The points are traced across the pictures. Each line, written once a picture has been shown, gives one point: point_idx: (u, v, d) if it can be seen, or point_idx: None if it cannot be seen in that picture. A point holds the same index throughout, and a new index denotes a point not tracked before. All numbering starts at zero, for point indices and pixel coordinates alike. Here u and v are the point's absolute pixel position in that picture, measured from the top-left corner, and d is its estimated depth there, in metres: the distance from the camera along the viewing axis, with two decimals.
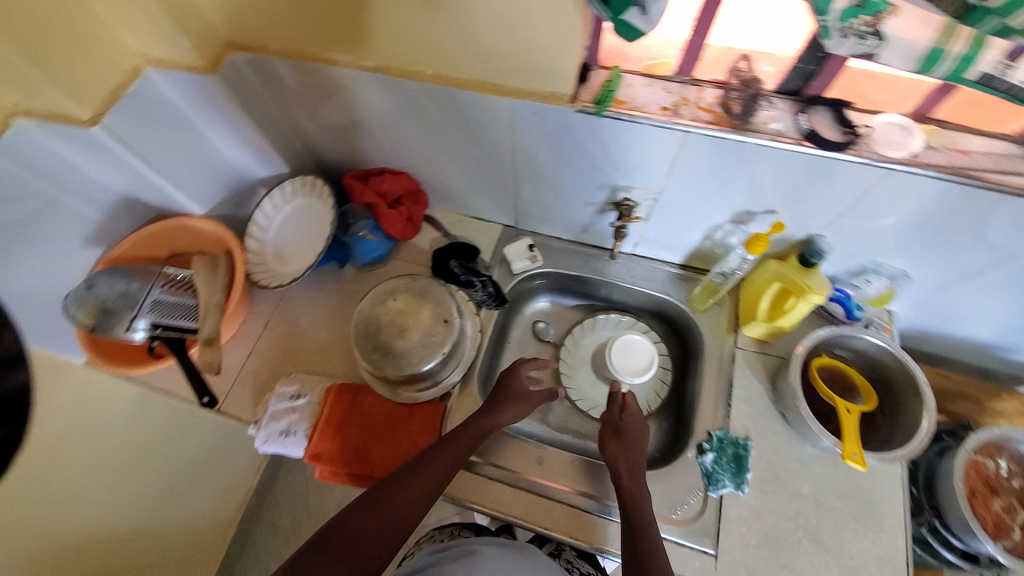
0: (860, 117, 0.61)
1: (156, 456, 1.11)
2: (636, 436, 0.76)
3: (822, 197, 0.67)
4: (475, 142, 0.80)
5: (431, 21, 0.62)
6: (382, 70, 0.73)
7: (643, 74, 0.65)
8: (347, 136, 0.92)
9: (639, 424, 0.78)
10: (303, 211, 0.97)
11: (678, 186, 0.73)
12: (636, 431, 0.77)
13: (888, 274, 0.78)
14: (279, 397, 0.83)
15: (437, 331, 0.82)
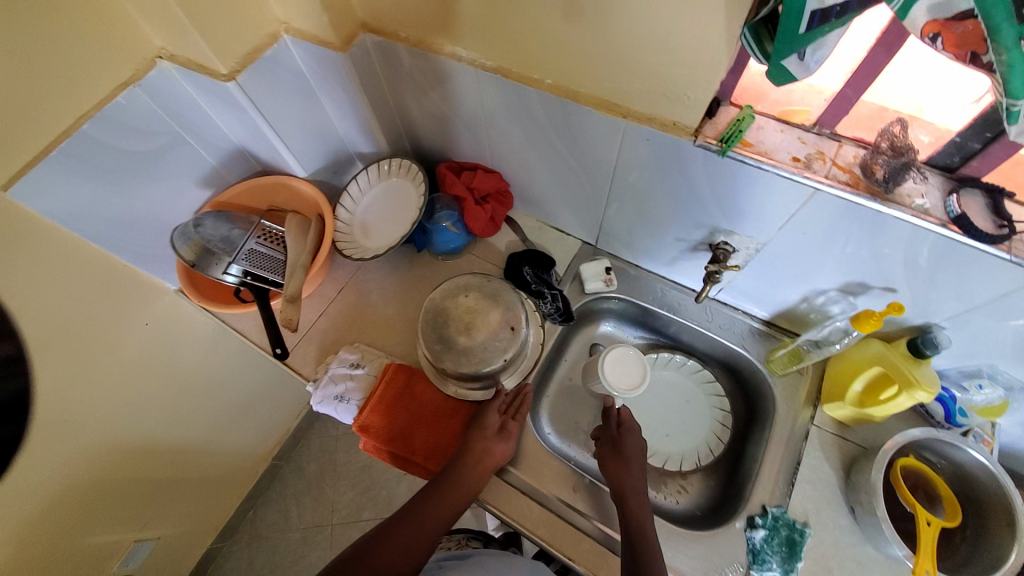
0: (1017, 211, 0.53)
1: (218, 387, 1.20)
2: (630, 454, 0.76)
3: (954, 287, 0.60)
4: (578, 157, 0.79)
5: (566, 32, 0.61)
6: (502, 72, 0.73)
7: (776, 119, 0.61)
8: (450, 128, 0.94)
9: (636, 444, 0.77)
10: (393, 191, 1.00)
11: (788, 241, 0.68)
12: (631, 450, 0.77)
13: (1006, 384, 0.68)
14: (341, 361, 0.87)
15: (504, 338, 0.81)
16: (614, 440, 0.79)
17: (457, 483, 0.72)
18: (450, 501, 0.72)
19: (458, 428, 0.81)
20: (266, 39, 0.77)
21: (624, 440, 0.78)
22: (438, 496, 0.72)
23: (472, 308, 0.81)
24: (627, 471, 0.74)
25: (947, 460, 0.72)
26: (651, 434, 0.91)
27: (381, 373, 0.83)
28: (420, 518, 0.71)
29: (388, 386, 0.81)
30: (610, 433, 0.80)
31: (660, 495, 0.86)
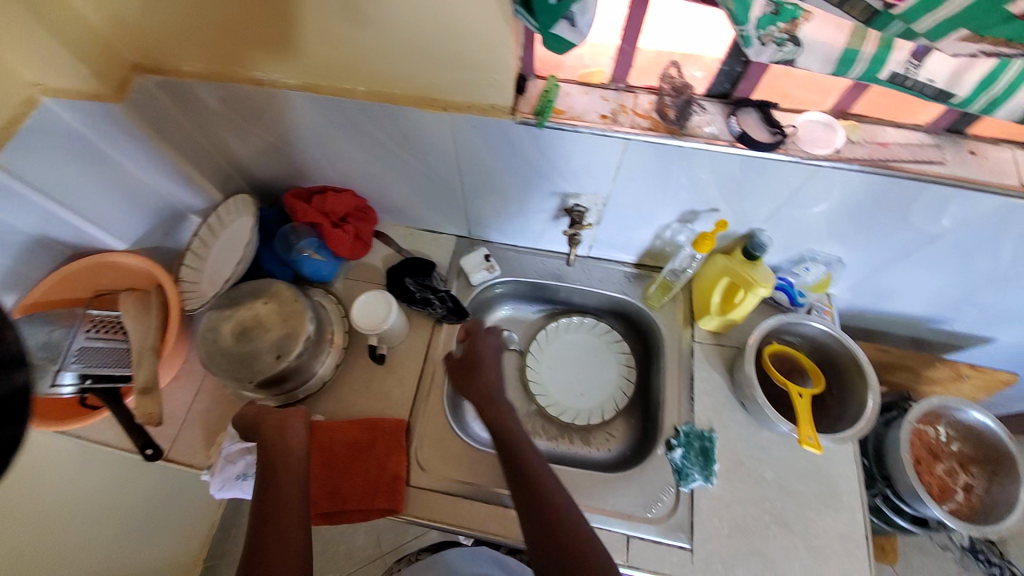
0: (785, 118, 0.62)
1: (102, 510, 1.02)
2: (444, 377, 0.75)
3: (759, 194, 0.69)
4: (416, 157, 0.78)
5: (358, 36, 0.60)
6: (310, 89, 0.70)
7: (579, 83, 0.65)
8: (283, 157, 0.87)
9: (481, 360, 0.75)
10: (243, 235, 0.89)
11: (625, 190, 0.74)
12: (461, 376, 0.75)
13: (824, 260, 0.81)
14: (233, 438, 0.77)
15: (264, 365, 0.73)
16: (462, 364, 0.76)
17: (279, 464, 0.67)
18: (290, 484, 0.66)
19: (382, 458, 0.76)
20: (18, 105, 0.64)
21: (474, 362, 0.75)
22: (273, 483, 0.65)
23: (247, 321, 0.75)
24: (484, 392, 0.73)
25: (804, 337, 0.84)
26: (570, 397, 0.95)
27: None
28: (277, 519, 0.63)
29: None
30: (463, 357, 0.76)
31: (594, 449, 0.91)
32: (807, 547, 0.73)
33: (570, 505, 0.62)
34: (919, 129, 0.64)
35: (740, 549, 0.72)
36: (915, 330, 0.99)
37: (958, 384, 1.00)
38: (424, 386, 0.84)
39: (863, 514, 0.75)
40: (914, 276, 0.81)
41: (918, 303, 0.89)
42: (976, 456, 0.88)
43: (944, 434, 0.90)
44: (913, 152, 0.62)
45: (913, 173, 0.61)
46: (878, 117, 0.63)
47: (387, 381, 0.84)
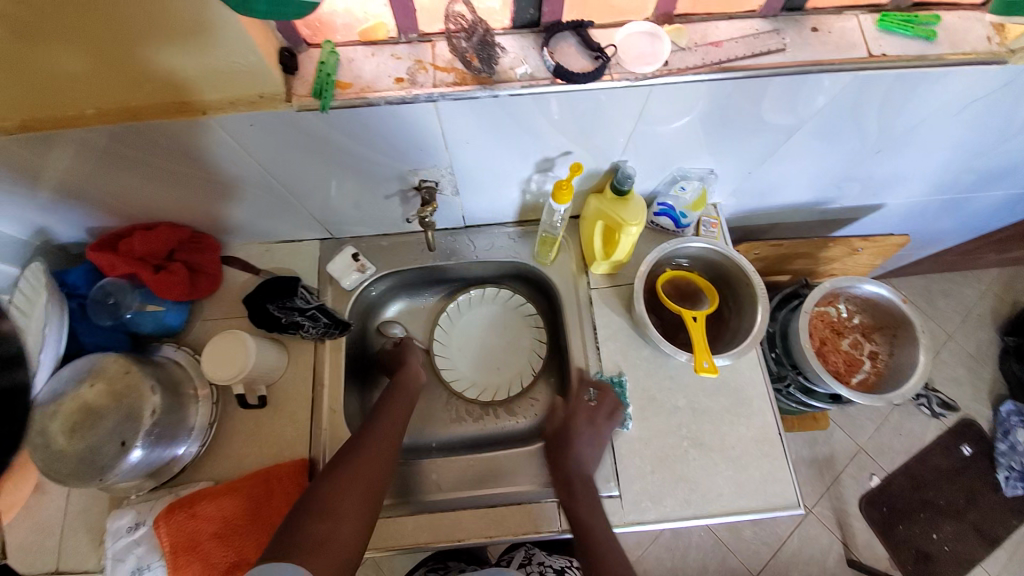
0: (604, 36, 0.54)
1: None
2: (569, 441, 0.74)
3: (605, 127, 0.61)
4: (213, 172, 0.65)
5: (41, 51, 0.45)
6: (26, 125, 0.54)
7: (362, 43, 0.53)
8: (63, 207, 0.70)
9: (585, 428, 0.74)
10: (62, 307, 0.71)
11: (466, 153, 0.64)
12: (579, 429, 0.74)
13: (698, 175, 0.76)
14: (116, 533, 0.69)
15: (108, 456, 0.64)
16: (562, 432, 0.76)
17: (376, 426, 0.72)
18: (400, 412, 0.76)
19: (287, 505, 0.70)
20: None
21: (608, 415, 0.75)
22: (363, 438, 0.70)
23: (77, 413, 0.65)
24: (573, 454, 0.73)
25: (693, 257, 0.81)
26: (485, 373, 0.92)
27: (156, 527, 0.67)
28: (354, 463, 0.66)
29: (172, 530, 0.66)
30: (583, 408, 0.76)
31: (518, 419, 0.89)
32: (725, 459, 0.75)
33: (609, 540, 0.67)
34: (754, 16, 0.56)
35: (664, 480, 0.74)
36: (809, 217, 0.98)
37: (857, 257, 1.01)
38: (320, 414, 0.77)
39: (773, 415, 0.77)
40: (792, 168, 0.77)
41: (803, 191, 0.87)
42: (877, 324, 0.89)
43: (845, 311, 0.92)
44: (750, 45, 0.54)
45: (751, 70, 0.54)
46: (707, 12, 0.56)
47: (278, 421, 0.77)
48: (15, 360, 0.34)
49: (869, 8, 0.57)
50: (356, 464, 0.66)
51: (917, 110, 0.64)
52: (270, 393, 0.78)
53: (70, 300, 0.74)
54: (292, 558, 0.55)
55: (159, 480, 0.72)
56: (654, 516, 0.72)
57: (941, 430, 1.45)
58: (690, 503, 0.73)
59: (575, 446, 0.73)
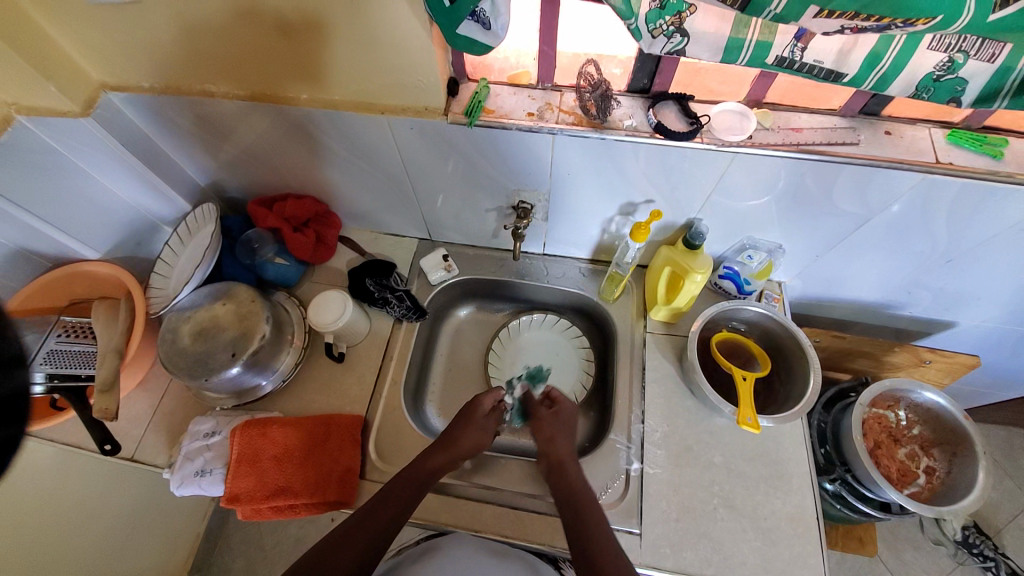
0: (702, 108, 0.66)
1: (89, 527, 1.00)
2: (547, 435, 0.77)
3: (687, 184, 0.71)
4: (367, 161, 0.82)
5: (292, 48, 0.65)
6: (258, 98, 0.74)
7: (509, 83, 0.69)
8: (247, 169, 0.91)
9: (555, 418, 0.79)
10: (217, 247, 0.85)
11: (564, 185, 0.77)
12: (548, 426, 0.78)
13: (766, 248, 0.82)
14: (193, 436, 0.79)
15: (220, 362, 0.78)
16: (551, 423, 0.79)
17: (448, 445, 0.74)
18: (420, 477, 0.70)
19: (336, 452, 0.78)
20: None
21: (563, 407, 0.81)
22: (425, 456, 0.72)
23: (206, 322, 0.81)
24: (553, 444, 0.75)
25: (748, 323, 0.85)
26: None
27: (231, 435, 0.76)
28: (406, 479, 0.69)
29: (242, 442, 0.75)
30: (543, 413, 0.80)
31: None
32: (755, 528, 0.73)
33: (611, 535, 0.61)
34: (832, 114, 0.66)
35: (688, 531, 0.73)
36: (875, 318, 0.99)
37: (924, 370, 0.98)
38: (382, 383, 0.87)
39: (814, 497, 0.75)
40: (859, 260, 0.81)
41: (870, 290, 0.90)
42: (937, 439, 0.86)
43: (903, 419, 0.90)
44: (826, 135, 0.64)
45: (829, 155, 0.63)
46: (791, 105, 0.66)
47: (347, 379, 0.87)
48: (17, 360, 0.34)
49: (943, 123, 0.65)
50: (406, 479, 0.69)
51: (988, 225, 0.69)
52: (347, 353, 0.89)
53: (223, 239, 0.92)
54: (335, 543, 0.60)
55: (239, 399, 0.83)
56: (672, 565, 0.71)
57: None
58: (711, 564, 0.71)
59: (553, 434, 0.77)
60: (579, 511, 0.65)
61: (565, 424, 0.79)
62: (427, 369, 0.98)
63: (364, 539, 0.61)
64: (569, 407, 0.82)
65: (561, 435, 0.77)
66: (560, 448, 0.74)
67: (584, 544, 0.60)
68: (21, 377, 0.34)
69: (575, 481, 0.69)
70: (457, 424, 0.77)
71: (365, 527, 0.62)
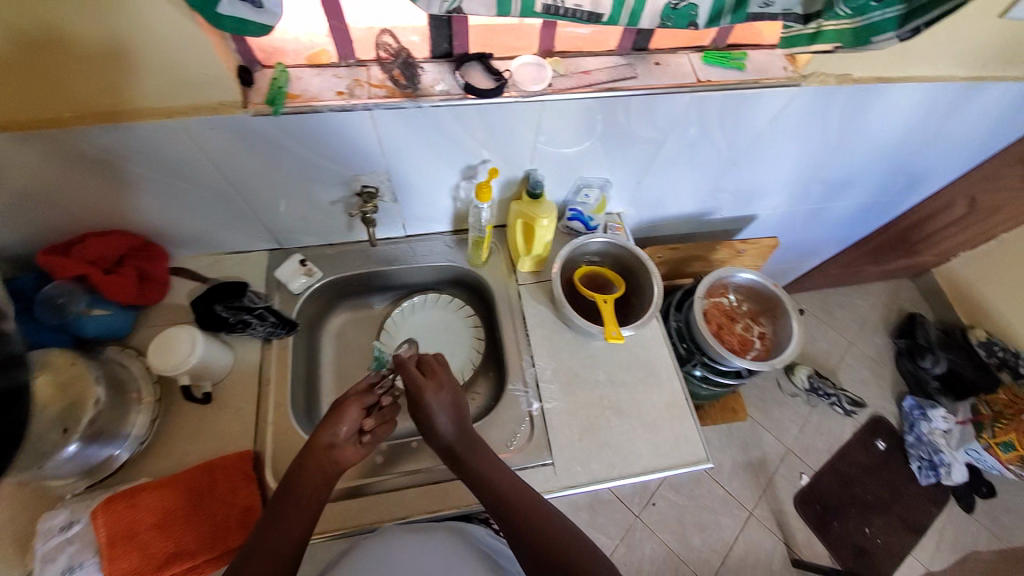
0: (502, 64, 0.70)
1: None
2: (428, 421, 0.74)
3: (513, 139, 0.76)
4: (174, 176, 0.73)
5: (27, 56, 0.54)
6: (7, 126, 0.62)
7: (309, 65, 0.66)
8: (19, 214, 0.74)
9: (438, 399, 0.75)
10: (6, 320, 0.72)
11: (400, 161, 0.77)
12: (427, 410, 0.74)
13: (597, 184, 0.91)
14: (47, 533, 0.66)
15: (48, 445, 0.65)
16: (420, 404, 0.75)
17: (328, 437, 0.69)
18: (314, 482, 0.66)
19: (229, 494, 0.71)
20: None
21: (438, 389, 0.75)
22: (309, 455, 0.68)
23: None
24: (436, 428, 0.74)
25: (601, 253, 0.95)
26: None
27: (92, 519, 0.66)
28: (296, 483, 0.66)
29: (108, 522, 0.66)
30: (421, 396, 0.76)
31: None
32: (643, 422, 0.84)
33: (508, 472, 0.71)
34: (612, 54, 0.75)
35: (591, 445, 0.81)
36: (702, 226, 1.16)
37: (744, 259, 1.20)
38: (265, 409, 0.81)
39: (680, 382, 0.88)
40: (672, 179, 0.95)
41: (690, 201, 1.05)
42: (761, 309, 1.06)
43: (735, 300, 1.08)
44: (611, 73, 0.73)
45: (616, 91, 0.71)
46: (579, 51, 0.73)
47: (222, 416, 0.79)
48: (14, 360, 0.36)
49: (697, 48, 0.77)
50: (296, 484, 0.66)
51: (752, 125, 0.84)
52: (214, 392, 0.81)
53: (14, 304, 0.76)
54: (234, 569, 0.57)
55: (93, 479, 0.71)
56: (584, 478, 0.79)
57: (855, 426, 1.62)
58: (615, 464, 0.80)
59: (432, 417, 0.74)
60: (480, 461, 0.71)
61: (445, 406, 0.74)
62: (314, 382, 0.93)
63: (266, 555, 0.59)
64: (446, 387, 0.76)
65: (445, 419, 0.74)
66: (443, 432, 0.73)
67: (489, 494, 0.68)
68: (18, 374, 0.36)
69: (473, 463, 0.71)
70: (328, 419, 0.71)
71: (263, 544, 0.60)
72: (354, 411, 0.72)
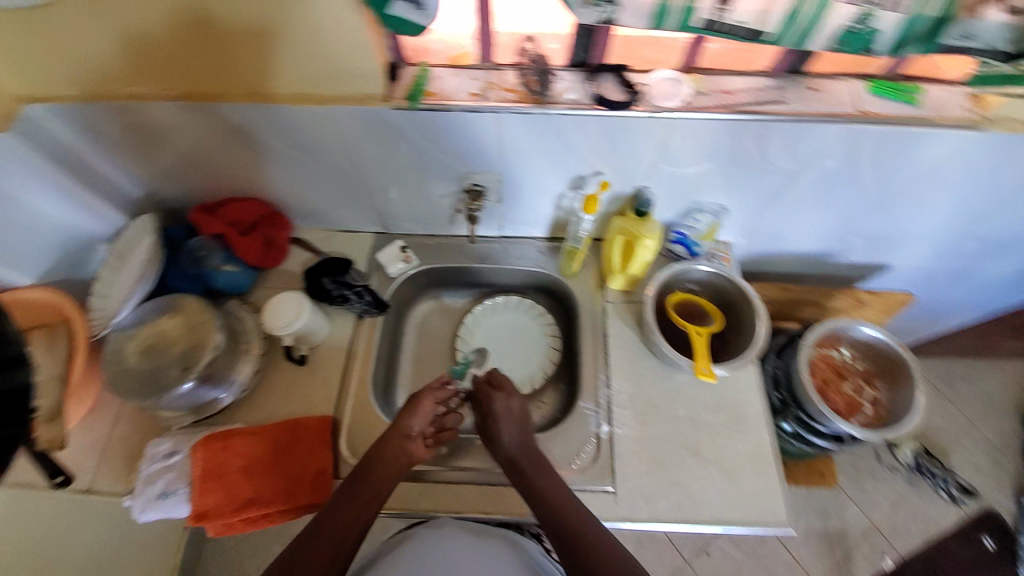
0: (639, 78, 0.67)
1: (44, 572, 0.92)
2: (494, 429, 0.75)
3: (633, 153, 0.73)
4: (311, 155, 0.79)
5: (222, 39, 0.62)
6: (192, 98, 0.70)
7: (450, 65, 0.69)
8: (184, 173, 0.85)
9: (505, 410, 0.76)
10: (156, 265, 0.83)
11: (513, 163, 0.77)
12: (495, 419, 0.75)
13: (710, 210, 0.86)
14: (151, 459, 0.75)
15: (171, 378, 0.75)
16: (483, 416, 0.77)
17: (404, 425, 0.71)
18: (388, 470, 0.68)
19: (305, 456, 0.76)
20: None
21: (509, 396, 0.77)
22: (386, 440, 0.70)
23: (153, 338, 0.77)
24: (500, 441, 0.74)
25: (702, 283, 0.88)
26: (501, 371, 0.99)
27: (191, 453, 0.74)
28: (371, 466, 0.68)
29: (205, 457, 0.73)
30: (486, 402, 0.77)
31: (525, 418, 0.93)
32: (720, 470, 0.77)
33: (571, 499, 0.68)
34: (761, 75, 0.69)
35: (659, 482, 0.77)
36: (819, 270, 1.05)
37: (862, 311, 1.06)
38: (349, 380, 0.85)
39: (770, 435, 0.80)
40: (796, 214, 0.86)
41: (811, 240, 0.95)
42: (878, 370, 0.93)
43: (848, 355, 0.96)
44: (756, 95, 0.68)
45: (757, 114, 0.66)
46: (724, 69, 0.69)
47: (311, 380, 0.85)
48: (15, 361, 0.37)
49: (862, 75, 0.69)
50: (371, 467, 0.68)
51: (912, 168, 0.74)
52: (310, 356, 0.87)
53: (166, 250, 0.88)
54: (307, 546, 0.62)
55: (198, 415, 0.79)
56: (647, 515, 0.74)
57: (965, 520, 1.39)
58: (682, 507, 0.75)
59: (499, 428, 0.75)
60: (545, 481, 0.70)
61: (512, 415, 0.75)
62: (395, 364, 0.97)
63: (341, 534, 0.63)
64: (512, 397, 0.77)
65: (513, 429, 0.74)
66: (506, 445, 0.73)
67: (551, 518, 0.66)
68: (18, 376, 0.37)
69: (535, 483, 0.70)
70: (408, 412, 0.72)
71: (338, 522, 0.64)
72: (427, 412, 0.73)
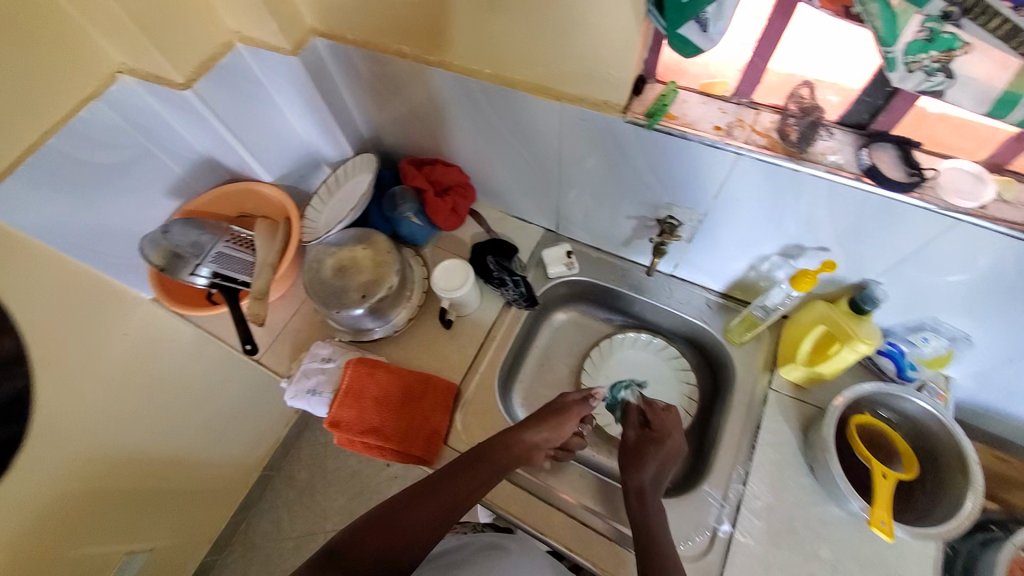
0: (928, 160, 0.57)
1: (192, 403, 1.13)
2: (637, 458, 0.74)
3: (884, 241, 0.62)
4: (524, 143, 0.81)
5: (496, 18, 0.64)
6: (444, 65, 0.75)
7: (699, 92, 0.65)
8: (409, 128, 0.94)
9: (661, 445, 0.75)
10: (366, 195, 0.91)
11: (728, 210, 0.71)
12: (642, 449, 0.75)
13: (948, 334, 0.70)
14: (312, 357, 0.87)
15: (351, 300, 0.85)
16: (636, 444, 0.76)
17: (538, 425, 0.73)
18: (509, 461, 0.69)
19: (427, 412, 0.81)
20: (103, 81, 0.70)
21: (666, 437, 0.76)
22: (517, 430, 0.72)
23: (346, 261, 0.89)
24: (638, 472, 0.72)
25: (901, 415, 0.74)
26: None
27: (345, 366, 0.83)
28: (496, 451, 0.70)
29: (353, 376, 0.81)
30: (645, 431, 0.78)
31: None
32: None
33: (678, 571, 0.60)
34: None
35: None
36: None
37: None
38: (481, 359, 0.89)
39: None
40: None
41: None
42: None
43: None
44: None
45: None
46: None
47: (449, 346, 0.90)
48: None
49: None
50: (494, 451, 0.69)
51: None
52: (455, 322, 0.92)
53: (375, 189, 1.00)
54: (425, 498, 0.63)
55: (355, 337, 0.90)
56: None
57: None
58: None
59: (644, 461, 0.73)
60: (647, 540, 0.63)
61: (661, 451, 0.74)
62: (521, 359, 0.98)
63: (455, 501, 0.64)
64: (674, 438, 0.76)
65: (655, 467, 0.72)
66: (642, 479, 0.71)
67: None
68: None
69: (649, 514, 0.67)
70: (543, 421, 0.74)
71: (453, 490, 0.65)
72: (570, 425, 0.75)
